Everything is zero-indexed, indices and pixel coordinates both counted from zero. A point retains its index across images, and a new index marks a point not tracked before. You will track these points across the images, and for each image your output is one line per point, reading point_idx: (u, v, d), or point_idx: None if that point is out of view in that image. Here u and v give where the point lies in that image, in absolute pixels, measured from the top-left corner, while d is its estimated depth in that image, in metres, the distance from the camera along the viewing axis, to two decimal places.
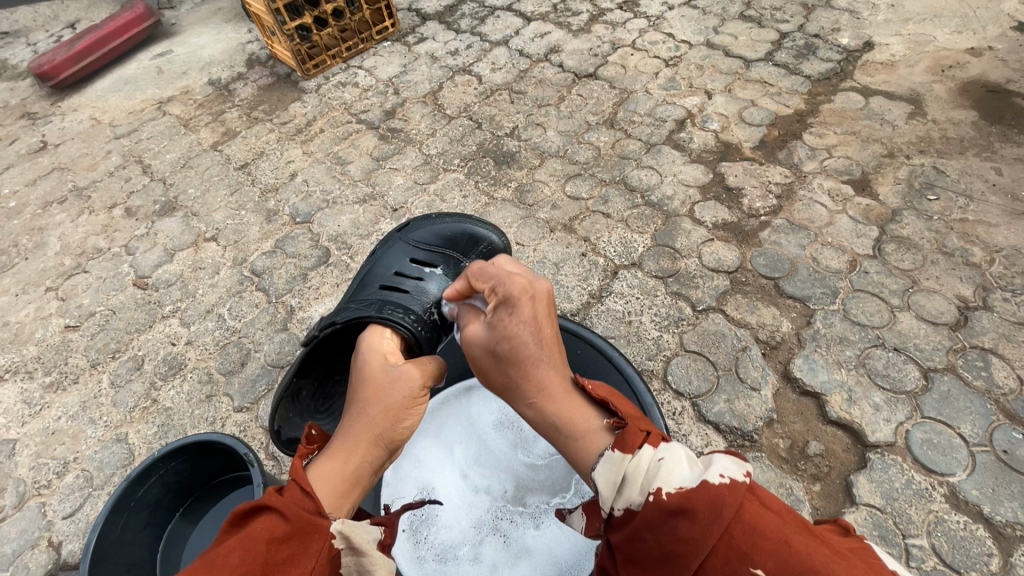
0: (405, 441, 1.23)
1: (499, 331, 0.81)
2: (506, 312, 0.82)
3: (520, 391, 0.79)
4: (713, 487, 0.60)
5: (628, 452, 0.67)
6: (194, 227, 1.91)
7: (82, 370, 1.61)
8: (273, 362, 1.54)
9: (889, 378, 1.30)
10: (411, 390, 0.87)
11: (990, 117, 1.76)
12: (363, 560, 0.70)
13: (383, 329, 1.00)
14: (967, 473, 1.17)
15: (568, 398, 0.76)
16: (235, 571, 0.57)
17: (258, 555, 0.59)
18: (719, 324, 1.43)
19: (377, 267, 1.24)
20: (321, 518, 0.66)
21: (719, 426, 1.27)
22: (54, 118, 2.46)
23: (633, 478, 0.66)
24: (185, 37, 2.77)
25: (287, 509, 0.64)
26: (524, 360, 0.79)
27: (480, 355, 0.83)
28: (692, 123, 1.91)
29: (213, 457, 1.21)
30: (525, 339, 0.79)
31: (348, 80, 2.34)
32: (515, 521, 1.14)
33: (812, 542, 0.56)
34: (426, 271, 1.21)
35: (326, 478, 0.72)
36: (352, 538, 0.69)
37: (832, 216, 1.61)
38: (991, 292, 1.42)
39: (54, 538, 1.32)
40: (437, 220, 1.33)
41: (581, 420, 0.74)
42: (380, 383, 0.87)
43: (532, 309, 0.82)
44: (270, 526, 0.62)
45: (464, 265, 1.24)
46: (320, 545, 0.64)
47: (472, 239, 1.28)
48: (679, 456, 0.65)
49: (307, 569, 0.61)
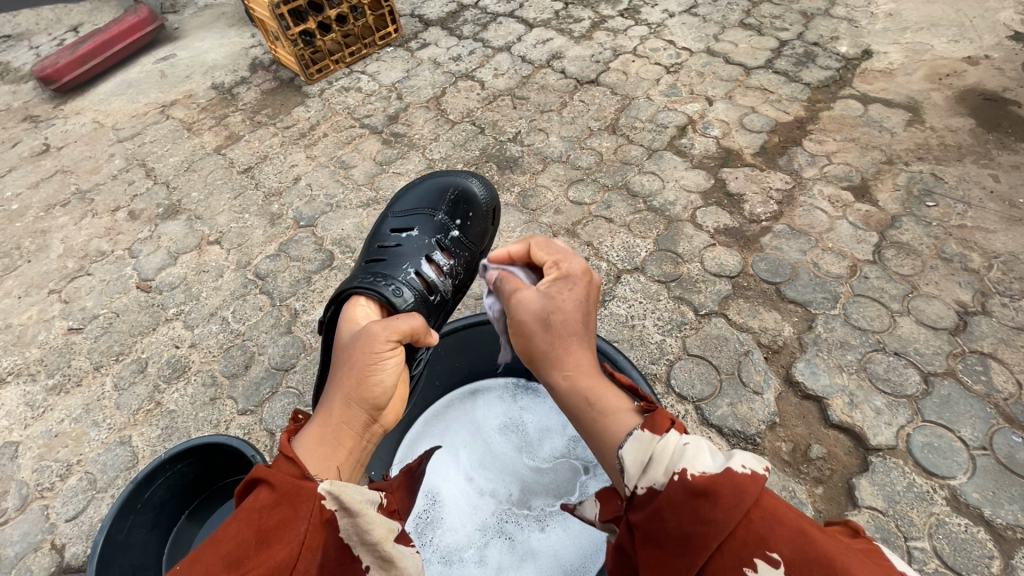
0: (409, 444, 1.25)
1: (555, 301, 0.79)
2: (565, 285, 0.81)
3: (556, 363, 0.76)
4: (735, 474, 0.61)
5: (657, 433, 0.67)
6: (198, 231, 1.91)
7: (85, 373, 1.61)
8: (277, 365, 1.54)
9: (890, 382, 1.32)
10: (372, 343, 0.82)
11: (988, 125, 1.78)
12: (358, 520, 0.68)
13: (358, 299, 1.00)
14: (967, 476, 1.18)
15: (597, 378, 0.75)
16: (234, 542, 0.62)
17: (251, 525, 0.63)
18: (721, 328, 1.44)
19: (366, 247, 1.28)
20: (305, 482, 0.66)
21: (723, 429, 1.28)
22: (57, 121, 2.47)
23: (660, 459, 0.65)
24: (188, 41, 2.78)
25: (274, 478, 0.66)
26: (572, 334, 0.77)
27: (527, 319, 0.79)
28: (694, 129, 1.93)
29: (219, 459, 1.21)
30: (577, 313, 0.78)
31: (351, 85, 2.36)
32: (520, 524, 1.14)
33: (823, 533, 0.59)
34: (404, 236, 1.22)
35: (310, 446, 0.72)
36: (343, 498, 0.67)
37: (832, 221, 1.62)
38: (989, 297, 1.43)
39: (57, 541, 1.32)
40: (410, 187, 1.36)
41: (611, 399, 0.73)
42: (345, 349, 0.86)
43: (587, 290, 0.82)
44: (261, 499, 0.66)
45: (438, 218, 1.25)
46: (308, 508, 0.64)
47: (439, 193, 1.29)
48: (703, 444, 0.65)
49: (298, 531, 0.63)
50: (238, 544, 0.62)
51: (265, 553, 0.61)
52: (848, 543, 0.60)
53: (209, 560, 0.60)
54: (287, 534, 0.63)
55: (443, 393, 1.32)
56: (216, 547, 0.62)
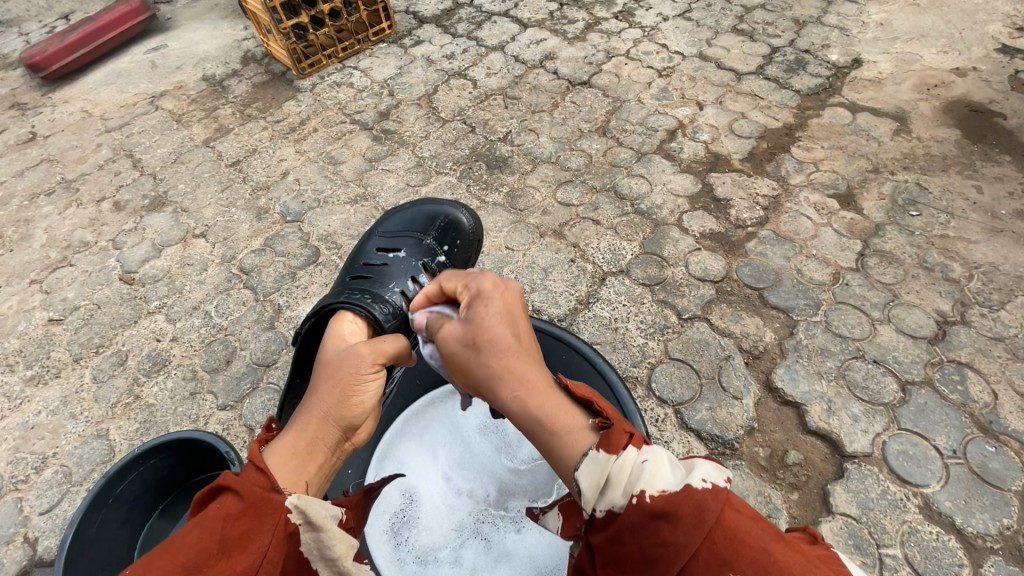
0: (388, 442, 1.23)
1: (476, 324, 0.78)
2: (481, 306, 0.80)
3: (501, 385, 0.73)
4: (696, 491, 0.61)
5: (613, 452, 0.66)
6: (184, 223, 1.90)
7: (64, 365, 1.59)
8: (259, 361, 1.53)
9: (868, 390, 1.33)
10: (360, 365, 0.83)
11: (973, 136, 1.80)
12: (321, 536, 0.68)
13: (345, 314, 0.99)
14: (940, 485, 1.19)
15: (550, 392, 0.73)
16: (191, 550, 0.58)
17: (214, 532, 0.61)
18: (703, 332, 1.45)
19: (351, 265, 1.27)
20: (275, 493, 0.66)
21: (701, 434, 1.29)
22: (45, 110, 2.44)
23: (617, 479, 0.64)
24: (181, 32, 2.76)
25: (242, 487, 0.65)
26: (506, 351, 0.75)
27: (458, 350, 0.79)
28: (683, 133, 1.93)
29: (193, 456, 1.21)
30: (502, 330, 0.77)
31: (343, 81, 2.35)
32: (496, 525, 1.15)
33: (788, 549, 0.59)
34: (390, 257, 1.22)
35: (280, 456, 0.72)
36: (309, 512, 0.67)
37: (816, 228, 1.63)
38: (969, 307, 1.45)
39: (30, 534, 1.31)
40: (399, 209, 1.36)
41: (566, 418, 0.71)
42: (331, 363, 0.85)
43: (504, 304, 0.80)
44: (225, 506, 0.63)
45: (426, 243, 1.26)
46: (274, 521, 0.64)
47: (427, 219, 1.31)
48: (661, 459, 0.66)
49: (261, 543, 0.62)
50: (199, 550, 0.59)
51: (226, 564, 0.59)
52: (808, 551, 0.61)
53: (165, 567, 0.57)
54: (250, 546, 0.61)
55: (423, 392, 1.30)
56: (173, 552, 0.59)
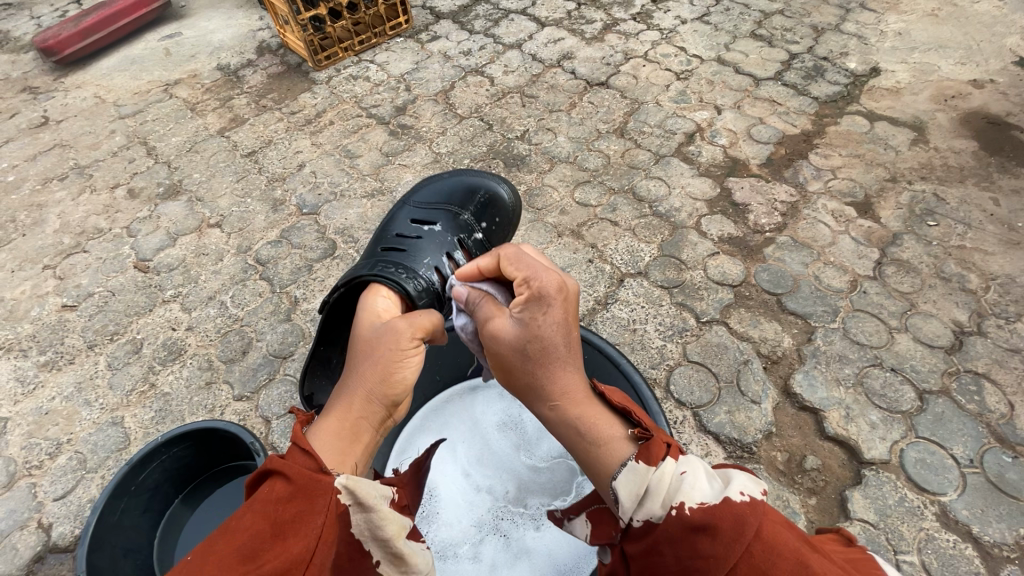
0: (408, 436, 1.25)
1: (531, 330, 0.76)
2: (539, 309, 0.77)
3: (543, 393, 0.76)
4: (735, 504, 0.61)
5: (652, 464, 0.67)
6: (199, 213, 1.89)
7: (78, 351, 1.59)
8: (275, 352, 1.53)
9: (886, 398, 1.33)
10: (398, 340, 0.83)
11: (990, 148, 1.80)
12: (372, 516, 0.66)
13: (378, 288, 0.98)
14: (957, 493, 1.20)
15: (589, 402, 0.75)
16: (246, 533, 0.59)
17: (266, 516, 0.61)
18: (722, 336, 1.45)
19: (382, 233, 1.26)
20: (324, 474, 0.64)
21: (720, 437, 1.29)
22: (57, 94, 2.43)
23: (657, 491, 0.65)
24: (195, 20, 2.74)
25: (290, 470, 0.64)
26: (554, 362, 0.76)
27: (506, 354, 0.78)
28: (701, 137, 1.93)
29: (215, 446, 1.20)
30: (556, 340, 0.76)
31: (359, 74, 2.34)
32: (515, 522, 1.14)
33: (826, 561, 0.58)
34: (426, 230, 1.21)
35: (326, 437, 0.71)
36: (358, 493, 0.65)
37: (834, 236, 1.64)
38: (985, 318, 1.45)
39: (44, 520, 1.30)
40: (437, 180, 1.35)
41: (604, 426, 0.73)
42: (367, 338, 0.85)
43: (564, 309, 0.78)
44: (275, 490, 0.63)
45: (462, 218, 1.25)
46: (327, 501, 0.62)
47: (468, 192, 1.31)
48: (700, 471, 0.66)
49: (314, 525, 0.61)
50: (253, 535, 0.59)
51: (280, 547, 0.59)
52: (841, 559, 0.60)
53: (219, 553, 0.57)
54: (304, 529, 0.60)
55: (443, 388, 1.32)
56: (227, 538, 0.59)
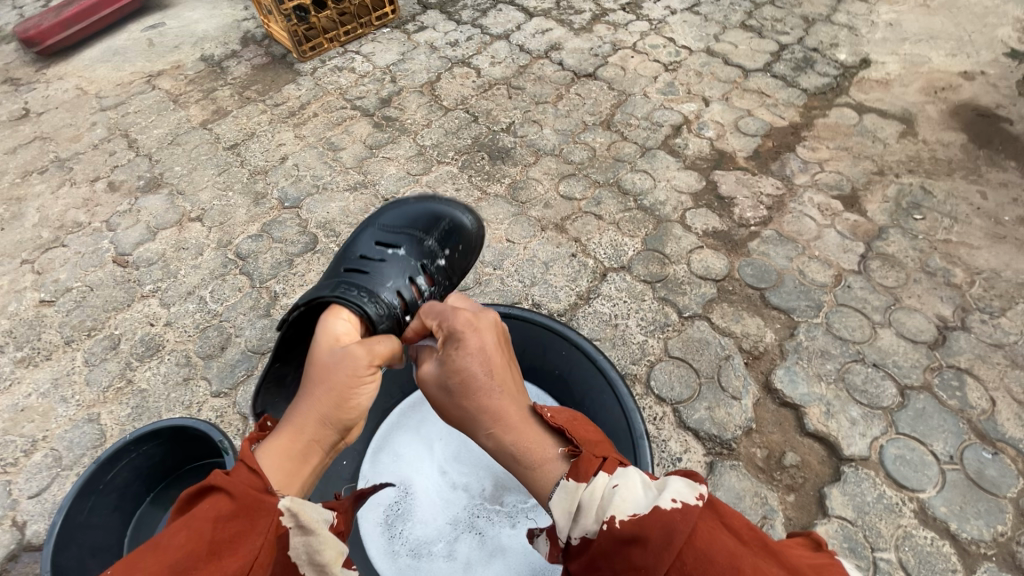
0: (385, 433, 1.23)
1: (448, 366, 0.77)
2: (453, 347, 0.79)
3: (476, 425, 0.76)
4: (665, 513, 0.60)
5: (583, 481, 0.67)
6: (180, 206, 1.87)
7: (55, 347, 1.57)
8: (254, 348, 1.52)
9: (867, 393, 1.32)
10: (356, 368, 0.78)
11: (979, 141, 1.79)
12: (312, 540, 0.67)
13: (339, 311, 0.92)
14: (936, 490, 1.19)
15: (524, 425, 0.74)
16: (179, 552, 0.57)
17: (203, 534, 0.59)
18: (703, 332, 1.44)
19: (342, 256, 1.21)
20: (268, 495, 0.65)
21: (699, 433, 1.28)
22: (38, 86, 2.39)
23: (588, 507, 0.65)
24: (179, 11, 2.70)
25: (234, 488, 0.63)
26: (477, 391, 0.75)
27: (434, 393, 0.80)
28: (689, 129, 1.91)
29: (186, 444, 1.19)
30: (477, 371, 0.76)
31: (345, 65, 2.31)
32: (491, 519, 1.14)
33: (763, 564, 0.57)
34: (389, 252, 1.17)
35: (273, 459, 0.70)
36: (301, 516, 0.66)
37: (820, 230, 1.62)
38: (969, 312, 1.44)
39: (18, 518, 1.29)
40: (401, 204, 1.30)
41: (538, 449, 0.73)
42: (323, 363, 0.78)
43: (480, 340, 0.79)
44: (216, 506, 0.62)
45: (427, 243, 1.21)
46: (268, 523, 0.63)
47: (433, 218, 1.25)
48: (634, 481, 0.65)
49: (253, 546, 0.60)
50: (187, 553, 0.57)
51: (215, 566, 0.58)
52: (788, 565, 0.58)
53: (150, 569, 0.56)
54: (242, 548, 0.60)
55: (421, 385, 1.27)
56: (159, 554, 0.57)
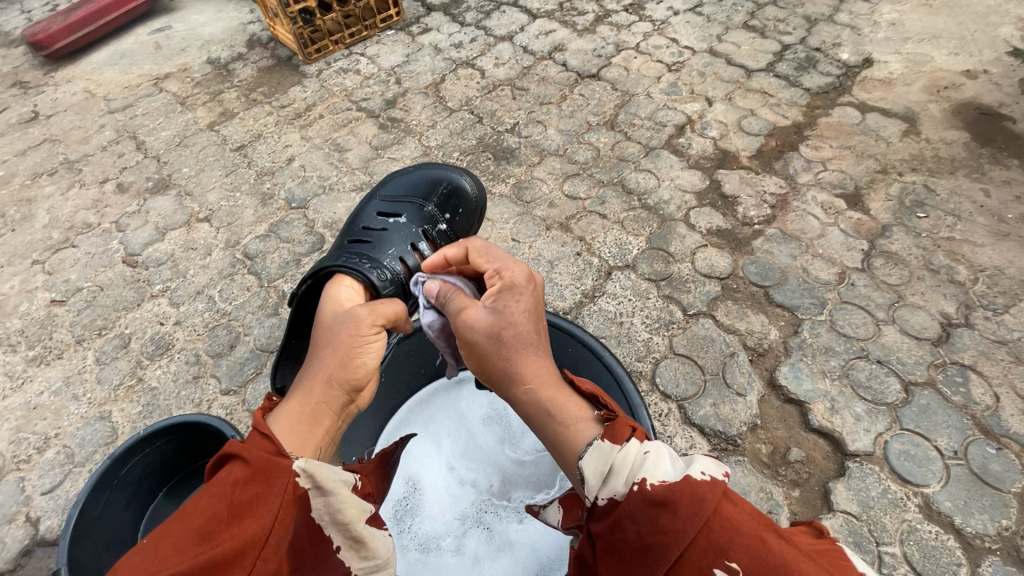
0: (393, 430, 1.25)
1: (504, 315, 0.80)
2: (511, 298, 0.82)
3: (515, 378, 0.78)
4: (695, 482, 0.62)
5: (618, 443, 0.69)
6: (188, 207, 1.89)
7: (67, 346, 1.59)
8: (263, 346, 1.53)
9: (871, 390, 1.33)
10: (358, 326, 0.84)
11: (982, 139, 1.79)
12: (331, 500, 0.68)
13: (342, 279, 1.01)
14: (940, 485, 1.20)
15: (562, 388, 0.78)
16: (201, 518, 0.61)
17: (223, 498, 0.63)
18: (708, 329, 1.45)
19: (348, 227, 1.27)
20: (280, 458, 0.66)
21: (704, 429, 1.29)
22: (47, 89, 2.42)
23: (620, 470, 0.67)
24: (186, 14, 2.72)
25: (248, 454, 0.66)
26: (526, 345, 0.79)
27: (478, 337, 0.81)
28: (692, 129, 1.92)
29: (198, 440, 1.20)
30: (528, 326, 0.80)
31: (350, 67, 2.33)
32: (499, 515, 1.14)
33: (785, 542, 0.59)
34: (391, 220, 1.22)
35: (283, 422, 0.72)
36: (317, 477, 0.67)
37: (823, 228, 1.63)
38: (973, 310, 1.45)
39: (32, 514, 1.31)
40: (401, 173, 1.36)
41: (573, 409, 0.76)
42: (328, 329, 0.86)
43: (534, 300, 0.83)
44: (233, 472, 0.65)
45: (427, 209, 1.26)
46: (282, 483, 0.64)
47: (431, 184, 1.31)
48: (663, 452, 0.67)
49: (269, 507, 0.62)
50: (209, 518, 0.61)
51: (236, 527, 0.61)
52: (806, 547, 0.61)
53: (175, 535, 0.60)
54: (261, 510, 0.62)
55: (428, 380, 1.31)
56: (184, 521, 0.61)
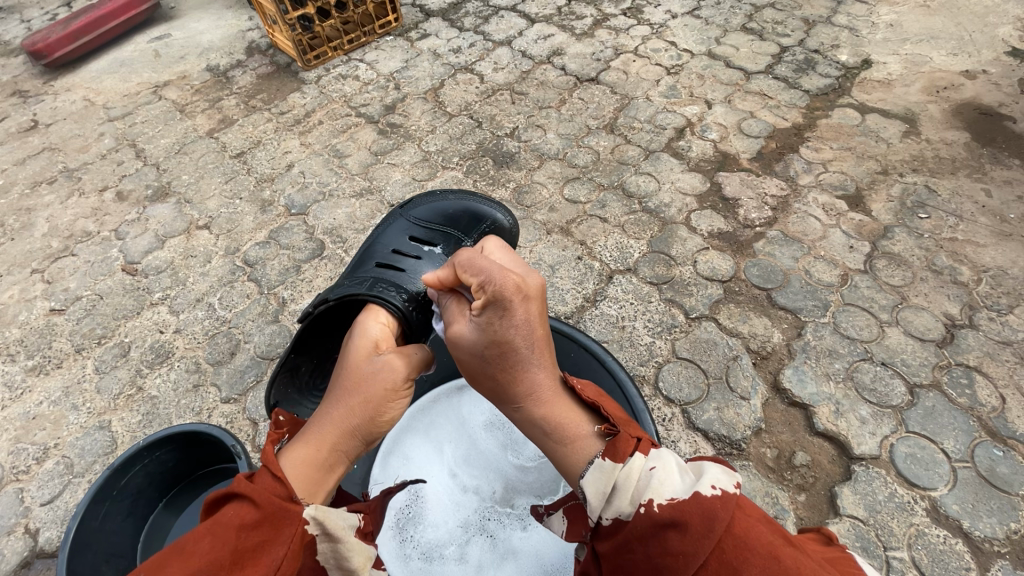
0: (395, 436, 1.23)
1: (490, 334, 0.76)
2: (497, 313, 0.76)
3: (508, 395, 0.78)
4: (705, 500, 0.63)
5: (619, 461, 0.70)
6: (188, 215, 1.89)
7: (66, 355, 1.58)
8: (263, 354, 1.52)
9: (876, 392, 1.32)
10: (393, 380, 0.83)
11: (982, 139, 1.79)
12: (339, 546, 0.69)
13: (378, 312, 0.98)
14: (948, 488, 1.19)
15: (557, 401, 0.77)
16: (205, 559, 0.58)
17: (228, 541, 0.60)
18: (711, 332, 1.44)
19: (380, 244, 1.25)
20: (293, 504, 0.65)
21: (709, 434, 1.28)
22: (47, 98, 2.42)
23: (624, 488, 0.68)
24: (185, 22, 2.73)
25: (259, 496, 0.64)
26: (515, 365, 0.76)
27: (469, 356, 0.79)
28: (691, 132, 1.92)
29: (199, 449, 1.20)
30: (519, 342, 0.76)
31: (349, 73, 2.33)
32: (502, 522, 1.13)
33: (799, 554, 0.60)
34: (425, 250, 1.21)
35: (300, 465, 0.71)
36: (326, 524, 0.68)
37: (825, 229, 1.63)
38: (977, 310, 1.44)
39: (31, 525, 1.30)
40: (438, 199, 1.35)
41: (571, 425, 0.75)
42: (361, 372, 0.83)
43: (526, 312, 0.77)
44: (241, 514, 0.63)
45: (464, 245, 1.25)
46: (291, 532, 0.63)
47: (473, 219, 1.31)
48: (670, 464, 0.69)
49: (277, 556, 0.61)
50: (212, 561, 0.58)
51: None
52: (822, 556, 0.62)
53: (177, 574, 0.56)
54: (264, 558, 0.60)
55: (431, 386, 1.30)
56: (187, 559, 0.58)
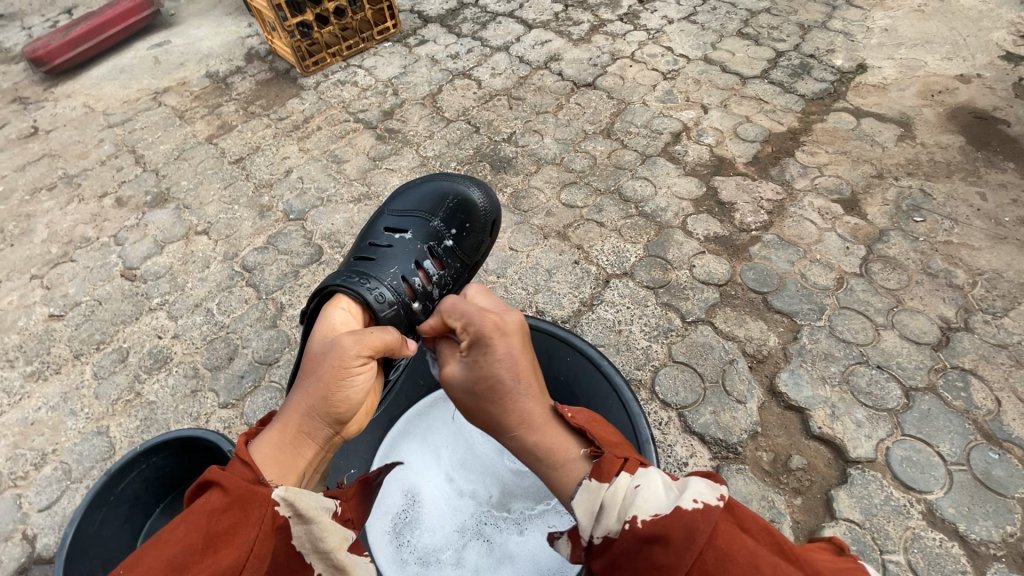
0: (392, 440, 1.24)
1: (478, 370, 0.79)
2: (482, 350, 0.79)
3: (501, 425, 0.78)
4: (686, 513, 0.63)
5: (605, 481, 0.69)
6: (186, 220, 1.89)
7: (65, 361, 1.59)
8: (261, 359, 1.53)
9: (872, 395, 1.33)
10: (343, 356, 0.81)
11: (977, 143, 1.80)
12: (313, 528, 0.69)
13: (339, 301, 1.01)
14: (943, 492, 1.19)
15: (546, 425, 0.76)
16: (178, 546, 0.60)
17: (200, 528, 0.61)
18: (707, 336, 1.45)
19: (357, 242, 1.28)
20: (260, 486, 0.66)
21: (705, 438, 1.28)
22: (47, 104, 2.44)
23: (610, 506, 0.67)
24: (184, 28, 2.75)
25: (226, 481, 0.65)
26: (504, 395, 0.77)
27: (464, 395, 0.81)
28: (688, 136, 1.93)
29: (196, 455, 1.20)
30: (505, 373, 0.77)
31: (347, 79, 2.34)
32: (498, 527, 1.14)
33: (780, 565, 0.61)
34: (396, 238, 1.22)
35: (267, 453, 0.71)
36: (298, 505, 0.68)
37: (820, 233, 1.63)
38: (973, 313, 1.45)
39: (29, 531, 1.30)
40: (409, 186, 1.36)
41: (560, 448, 0.74)
42: (317, 356, 0.83)
43: (510, 346, 0.79)
44: (211, 502, 0.64)
45: (433, 225, 1.25)
46: (261, 513, 0.64)
47: (438, 198, 1.30)
48: (656, 481, 0.68)
49: (248, 537, 0.62)
50: (186, 547, 0.60)
51: (210, 557, 0.59)
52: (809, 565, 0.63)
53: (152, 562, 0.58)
54: (236, 540, 0.61)
55: (427, 392, 1.29)
56: (161, 548, 0.60)
